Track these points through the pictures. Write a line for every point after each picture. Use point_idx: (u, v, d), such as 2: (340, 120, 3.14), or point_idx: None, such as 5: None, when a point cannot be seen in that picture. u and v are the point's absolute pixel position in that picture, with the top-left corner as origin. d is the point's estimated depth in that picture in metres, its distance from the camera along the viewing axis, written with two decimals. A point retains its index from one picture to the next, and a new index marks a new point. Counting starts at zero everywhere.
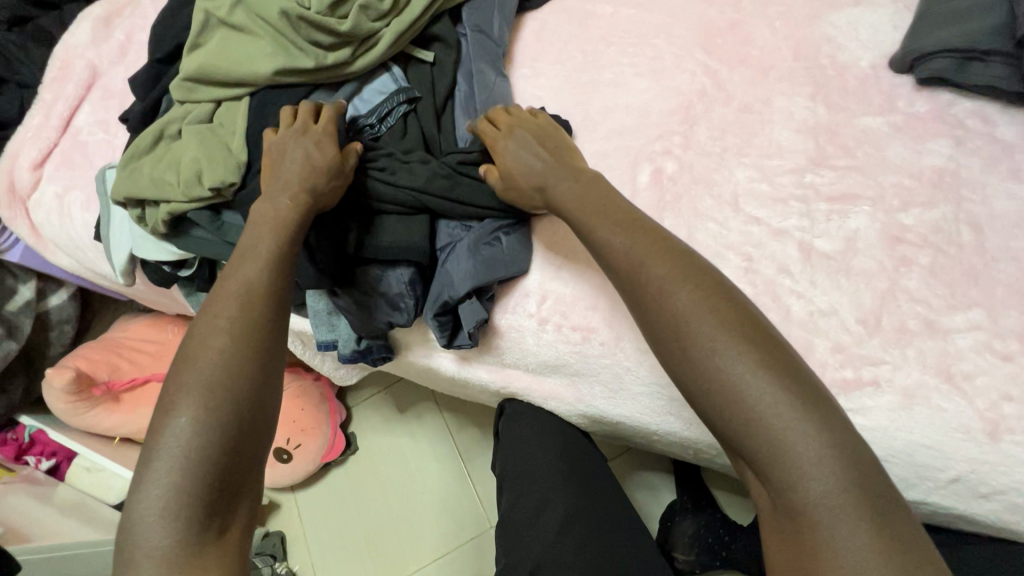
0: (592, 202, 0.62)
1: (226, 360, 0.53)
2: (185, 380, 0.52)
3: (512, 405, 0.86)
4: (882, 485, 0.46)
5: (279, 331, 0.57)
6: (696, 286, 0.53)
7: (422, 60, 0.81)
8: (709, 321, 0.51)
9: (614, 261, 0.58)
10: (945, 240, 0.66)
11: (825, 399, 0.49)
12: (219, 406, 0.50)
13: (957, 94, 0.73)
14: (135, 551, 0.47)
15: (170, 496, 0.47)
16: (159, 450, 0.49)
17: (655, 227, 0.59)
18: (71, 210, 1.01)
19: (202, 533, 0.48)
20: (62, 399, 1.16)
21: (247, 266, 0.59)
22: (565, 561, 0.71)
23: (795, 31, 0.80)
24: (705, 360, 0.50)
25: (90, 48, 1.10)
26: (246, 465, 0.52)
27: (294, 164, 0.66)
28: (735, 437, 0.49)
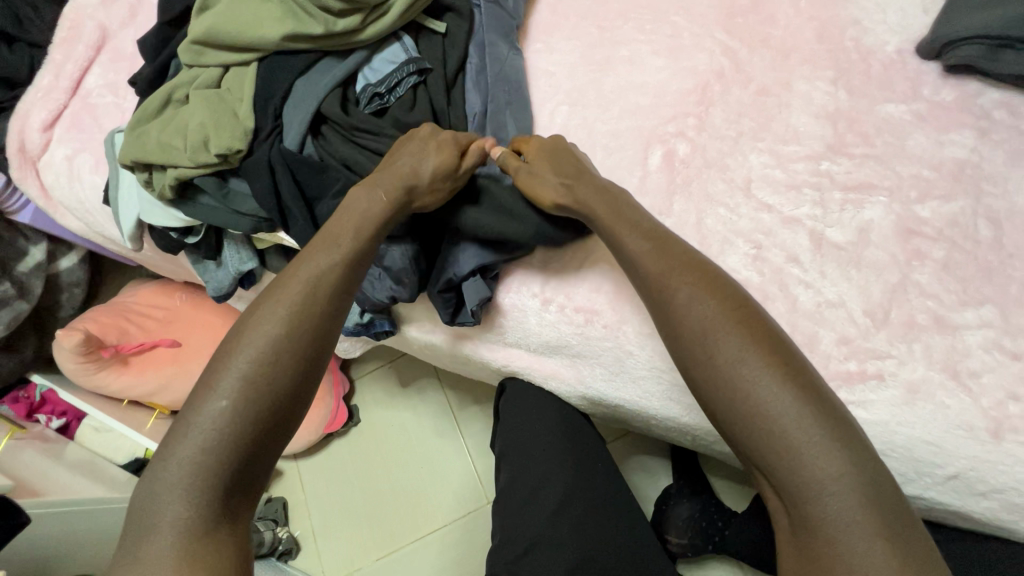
0: (622, 219, 0.61)
1: (278, 350, 0.50)
2: (238, 365, 0.49)
3: (513, 384, 0.85)
4: (901, 508, 0.45)
5: (333, 329, 0.55)
6: (725, 301, 0.53)
7: (433, 31, 0.78)
8: (734, 335, 0.50)
9: (641, 269, 0.58)
10: (961, 234, 0.64)
11: (846, 422, 0.48)
12: (263, 396, 0.49)
13: (985, 83, 0.70)
14: (153, 525, 0.45)
15: (193, 479, 0.46)
16: (191, 427, 0.47)
17: (681, 244, 0.59)
18: (80, 173, 1.01)
19: (220, 515, 0.46)
20: (73, 360, 1.18)
21: (315, 254, 0.56)
22: (561, 539, 0.74)
23: (819, 12, 0.77)
24: (730, 371, 0.49)
25: (101, 8, 1.09)
26: (268, 460, 0.50)
27: (409, 160, 0.63)
28: (755, 449, 0.48)
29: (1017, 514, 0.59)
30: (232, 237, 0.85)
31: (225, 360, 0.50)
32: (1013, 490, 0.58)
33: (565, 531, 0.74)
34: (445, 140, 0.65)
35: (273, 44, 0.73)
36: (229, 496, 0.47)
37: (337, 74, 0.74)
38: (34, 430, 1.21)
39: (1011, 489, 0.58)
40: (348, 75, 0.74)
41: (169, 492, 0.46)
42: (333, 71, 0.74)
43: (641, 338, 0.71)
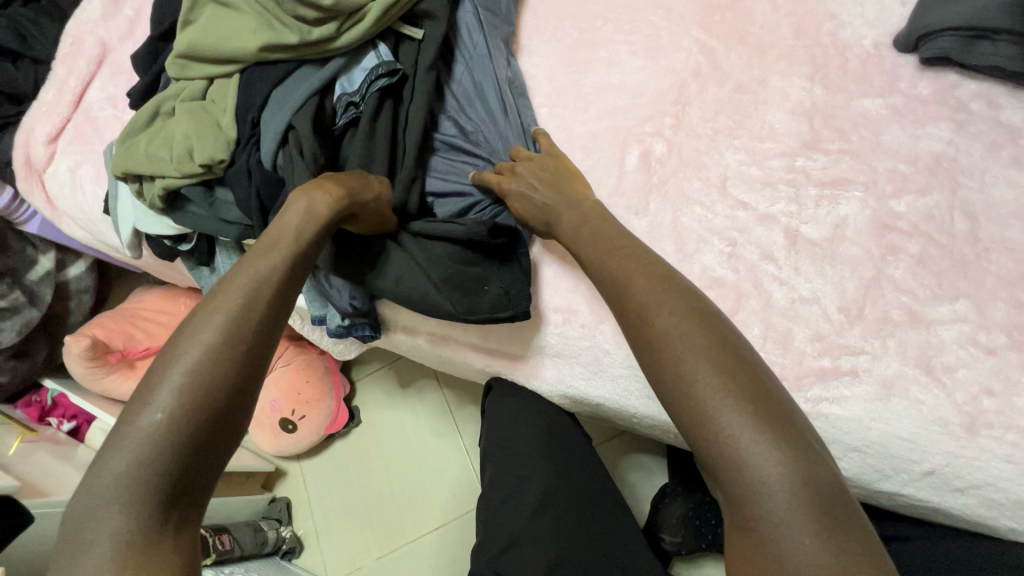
0: (592, 240, 0.62)
1: (215, 356, 0.50)
2: (175, 373, 0.49)
3: (499, 383, 0.86)
4: (846, 507, 0.42)
5: (273, 333, 0.54)
6: (676, 304, 0.52)
7: (410, 37, 0.80)
8: (681, 341, 0.49)
9: (607, 286, 0.58)
10: (937, 229, 0.64)
11: (794, 422, 0.45)
12: (197, 403, 0.48)
13: (963, 74, 0.69)
14: (88, 541, 0.44)
15: (132, 488, 0.45)
16: (128, 440, 0.47)
17: (643, 252, 0.59)
18: (82, 184, 1.05)
19: (159, 524, 0.45)
20: (81, 364, 1.21)
21: (258, 261, 0.56)
22: (541, 539, 0.74)
23: (796, 7, 0.77)
24: (677, 380, 0.48)
25: (101, 24, 1.13)
26: (210, 468, 0.49)
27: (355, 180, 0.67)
28: (697, 450, 0.47)
29: (995, 510, 0.58)
30: (224, 244, 0.88)
31: (163, 372, 0.49)
32: (989, 486, 0.57)
33: (546, 530, 0.75)
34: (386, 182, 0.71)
35: (254, 56, 0.75)
36: (170, 506, 0.46)
37: (313, 83, 0.75)
38: (45, 433, 1.25)
39: (988, 484, 0.57)
40: (324, 84, 0.76)
41: (107, 505, 0.45)
42: (310, 80, 0.76)
43: (617, 338, 0.71)
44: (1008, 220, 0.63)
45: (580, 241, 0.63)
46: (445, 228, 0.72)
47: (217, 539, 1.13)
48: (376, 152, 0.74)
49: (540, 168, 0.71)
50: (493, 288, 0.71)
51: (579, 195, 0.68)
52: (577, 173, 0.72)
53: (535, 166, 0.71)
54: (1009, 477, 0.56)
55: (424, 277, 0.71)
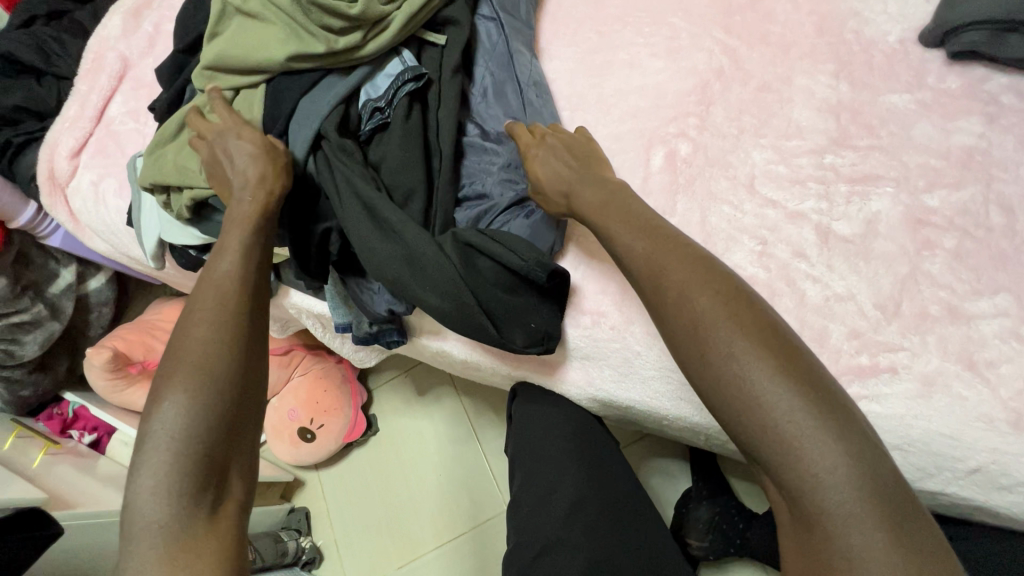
0: (620, 216, 0.60)
1: (214, 352, 0.55)
2: (178, 368, 0.53)
3: (526, 388, 0.86)
4: (905, 499, 0.43)
5: (260, 323, 0.60)
6: (715, 290, 0.51)
7: (434, 43, 0.81)
8: (729, 324, 0.49)
9: (634, 266, 0.57)
10: (972, 223, 0.63)
11: (842, 407, 0.46)
12: (210, 398, 0.52)
13: (992, 68, 0.69)
14: (134, 528, 0.49)
15: (166, 476, 0.49)
16: (150, 432, 0.51)
17: (672, 232, 0.58)
18: (105, 196, 1.06)
19: (193, 512, 0.49)
20: (102, 376, 1.24)
21: (221, 259, 0.62)
22: (573, 543, 0.73)
23: (818, 6, 0.77)
24: (724, 366, 0.48)
25: (121, 40, 1.14)
26: (232, 452, 0.54)
27: (244, 160, 0.69)
28: (748, 439, 0.47)
29: None
30: None
31: (170, 366, 0.54)
32: None
33: (579, 534, 0.74)
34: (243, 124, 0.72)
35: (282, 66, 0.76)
36: (203, 488, 0.50)
37: (339, 91, 0.76)
38: (67, 445, 1.26)
39: None
40: (350, 91, 0.77)
41: (147, 492, 0.49)
42: (336, 88, 0.77)
43: (648, 339, 0.71)
44: None
45: (599, 217, 0.62)
46: (493, 249, 0.70)
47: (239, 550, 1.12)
48: (407, 156, 0.74)
49: (565, 142, 0.72)
50: (536, 325, 0.72)
51: (603, 173, 0.67)
52: (604, 155, 0.72)
53: (564, 140, 0.72)
54: None
55: (468, 292, 0.70)
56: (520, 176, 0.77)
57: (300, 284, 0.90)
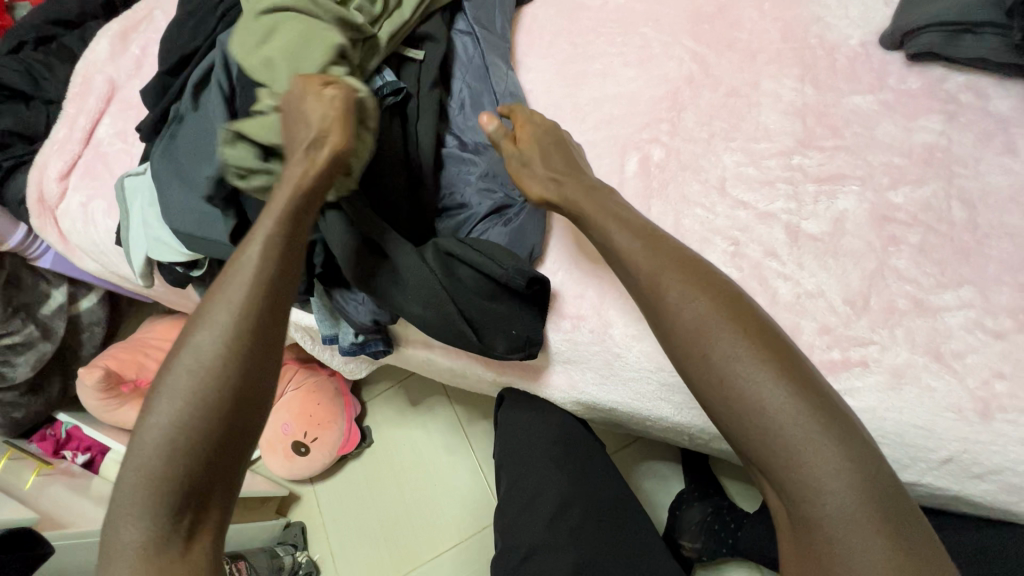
0: (607, 213, 0.62)
1: (220, 367, 0.52)
2: (177, 379, 0.52)
3: (511, 395, 0.87)
4: (902, 507, 0.45)
5: (271, 343, 0.56)
6: (708, 291, 0.53)
7: (412, 59, 0.83)
8: (730, 329, 0.50)
9: (633, 271, 0.58)
10: (935, 218, 0.65)
11: (842, 413, 0.48)
12: (207, 419, 0.51)
13: (950, 68, 0.71)
14: (118, 545, 0.50)
15: (148, 497, 0.49)
16: (134, 450, 0.51)
17: (668, 237, 0.59)
18: (94, 217, 1.07)
19: (173, 537, 0.49)
20: (95, 396, 1.25)
21: (244, 250, 0.57)
22: (559, 545, 0.75)
23: (783, 13, 0.80)
24: (726, 370, 0.49)
25: (109, 63, 1.16)
26: (224, 474, 0.53)
27: (302, 137, 0.63)
28: (751, 443, 0.48)
29: (1016, 495, 0.58)
30: None
31: (166, 374, 0.53)
32: (1008, 470, 0.57)
33: (564, 536, 0.75)
34: (324, 91, 0.65)
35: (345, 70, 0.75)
36: (183, 512, 0.50)
37: None
38: (60, 465, 1.26)
39: (1007, 469, 0.57)
40: None
41: (128, 509, 0.50)
42: None
43: (627, 339, 0.71)
44: (1005, 206, 0.64)
45: (588, 212, 0.64)
46: (474, 257, 0.71)
47: (234, 566, 1.12)
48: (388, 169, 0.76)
49: (543, 132, 0.73)
50: (521, 334, 0.73)
51: (583, 170, 0.69)
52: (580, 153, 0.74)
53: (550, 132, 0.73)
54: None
55: (452, 303, 0.71)
56: (499, 185, 0.79)
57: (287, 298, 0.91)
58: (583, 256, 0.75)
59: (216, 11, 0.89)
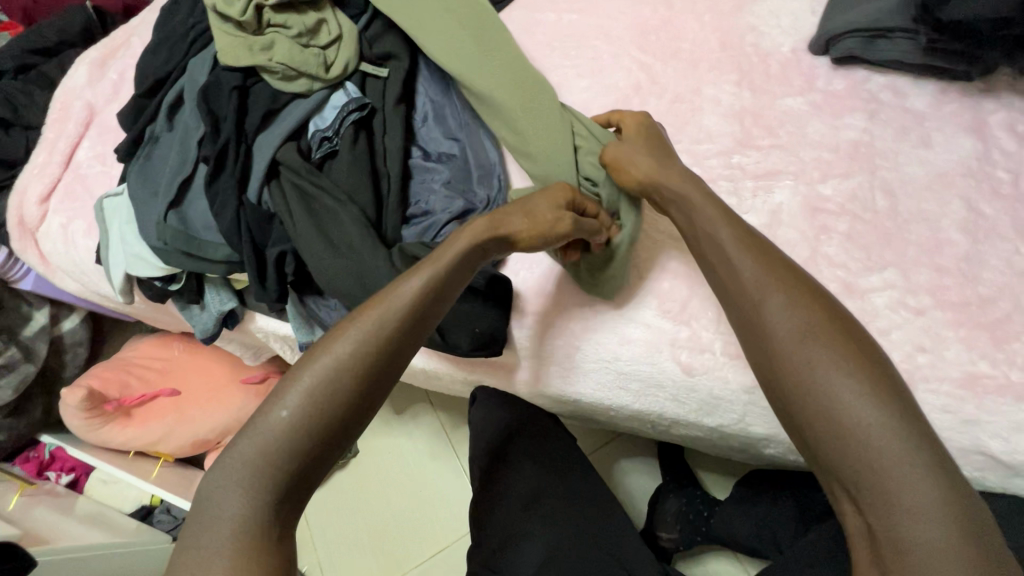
0: (719, 215, 0.60)
1: (357, 375, 0.55)
2: (305, 380, 0.55)
3: (484, 393, 0.88)
4: (996, 548, 0.42)
5: (400, 365, 0.59)
6: (809, 299, 0.52)
7: (375, 75, 0.87)
8: (829, 343, 0.49)
9: (725, 276, 0.57)
10: (861, 207, 0.70)
11: (938, 446, 0.46)
12: (333, 420, 0.54)
13: (871, 70, 0.77)
14: (216, 516, 0.52)
15: (255, 475, 0.52)
16: (256, 430, 0.54)
17: (765, 242, 0.57)
18: (74, 237, 1.10)
19: (267, 521, 0.52)
20: (78, 416, 1.26)
21: (407, 278, 0.60)
22: (533, 532, 0.79)
23: (720, 24, 0.85)
24: (818, 382, 0.48)
25: (88, 89, 1.20)
26: (319, 474, 0.56)
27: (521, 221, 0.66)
28: (833, 461, 0.47)
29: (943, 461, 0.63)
30: (213, 282, 0.94)
31: (299, 371, 0.56)
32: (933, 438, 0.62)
33: (535, 523, 0.79)
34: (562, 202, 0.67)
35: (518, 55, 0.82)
36: (280, 508, 0.53)
37: (289, 125, 0.82)
38: (43, 487, 1.27)
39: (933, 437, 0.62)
40: (298, 124, 0.83)
41: (231, 489, 0.52)
42: (288, 122, 0.83)
43: (585, 332, 0.75)
44: (921, 194, 0.69)
45: (699, 212, 0.61)
46: None
47: None
48: (354, 181, 0.80)
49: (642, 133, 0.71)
50: (484, 332, 0.75)
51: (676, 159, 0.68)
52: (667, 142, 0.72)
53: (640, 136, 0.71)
54: (948, 427, 0.61)
55: None
56: (462, 191, 0.82)
57: (264, 308, 0.94)
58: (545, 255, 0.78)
59: (186, 36, 0.92)
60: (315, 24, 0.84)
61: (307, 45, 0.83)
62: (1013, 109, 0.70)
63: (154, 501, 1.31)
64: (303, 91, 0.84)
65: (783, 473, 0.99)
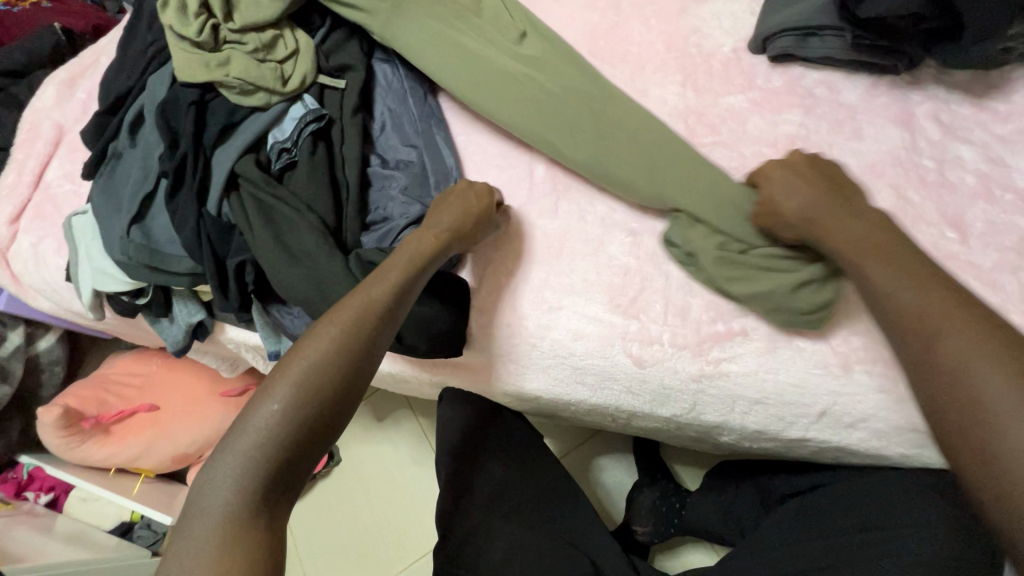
0: (878, 256, 0.61)
1: (341, 366, 0.58)
2: (291, 370, 0.57)
3: (450, 392, 0.87)
4: None
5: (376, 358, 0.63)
6: (1007, 352, 0.52)
7: (333, 87, 0.89)
8: (1017, 390, 0.49)
9: (899, 316, 0.58)
10: None
11: None
12: (318, 410, 0.57)
13: (807, 66, 0.80)
14: (204, 507, 0.52)
15: (245, 465, 0.53)
16: (245, 424, 0.55)
17: (952, 283, 0.58)
18: (45, 256, 1.10)
19: (256, 509, 0.52)
20: (55, 435, 1.25)
21: (380, 278, 0.65)
22: (496, 528, 0.81)
23: (666, 27, 0.88)
24: (1000, 433, 0.49)
25: (56, 109, 1.21)
26: (306, 466, 0.57)
27: (451, 219, 0.73)
28: (1000, 508, 0.48)
29: (883, 440, 0.68)
30: (180, 294, 0.95)
31: (285, 365, 0.58)
32: (872, 418, 0.66)
33: (499, 518, 0.82)
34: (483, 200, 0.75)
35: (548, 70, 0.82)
36: (268, 497, 0.54)
37: (248, 137, 0.84)
38: (23, 507, 1.27)
39: (871, 417, 0.66)
40: (258, 136, 0.84)
41: (222, 479, 0.52)
42: (246, 134, 0.84)
43: (541, 328, 0.77)
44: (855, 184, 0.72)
45: (848, 251, 0.63)
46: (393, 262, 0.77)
47: None
48: (313, 190, 0.82)
49: (792, 169, 0.69)
50: (439, 335, 0.76)
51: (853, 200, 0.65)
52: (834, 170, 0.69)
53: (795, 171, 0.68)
54: (884, 407, 0.66)
55: None
56: (420, 197, 0.84)
57: (232, 318, 0.95)
58: (501, 257, 0.80)
59: (145, 54, 0.94)
60: (273, 40, 0.86)
61: (264, 59, 0.85)
62: (937, 101, 0.74)
63: (135, 517, 1.31)
64: (261, 104, 0.85)
65: (750, 462, 1.00)
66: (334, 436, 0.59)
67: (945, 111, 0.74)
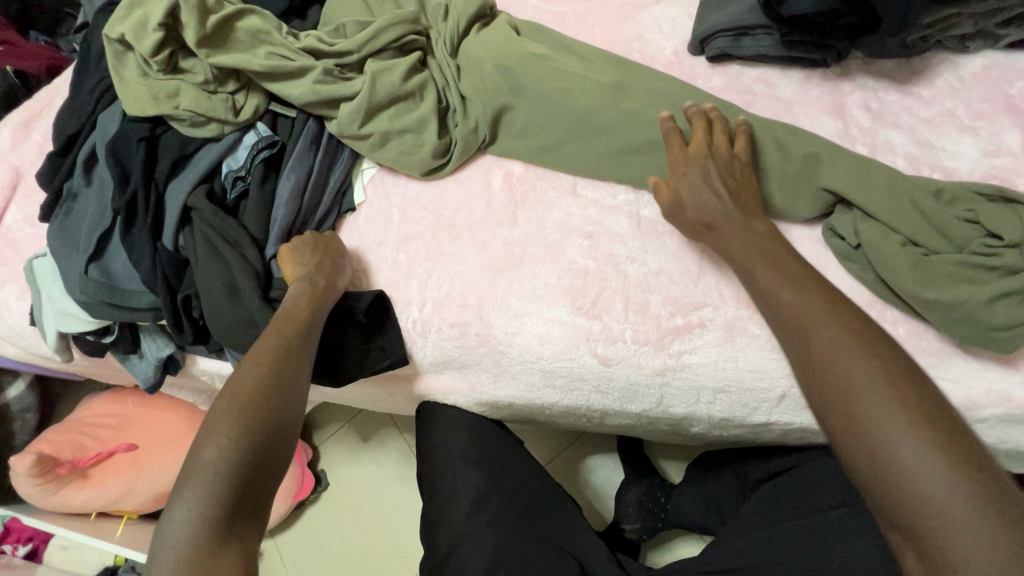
0: (768, 261, 0.63)
1: (267, 396, 0.64)
2: (228, 409, 0.62)
3: (429, 406, 0.90)
4: None
5: (302, 385, 0.69)
6: (866, 349, 0.53)
7: (285, 114, 0.89)
8: (877, 385, 0.50)
9: (779, 313, 0.59)
10: None
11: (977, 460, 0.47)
12: (260, 437, 0.62)
13: (744, 65, 0.83)
14: (170, 548, 0.55)
15: (202, 501, 0.56)
16: (194, 465, 0.58)
17: (817, 279, 0.60)
18: (7, 301, 1.09)
19: (223, 537, 0.56)
20: (30, 483, 1.21)
21: (282, 318, 0.72)
22: (479, 535, 0.80)
23: (610, 33, 0.90)
24: (873, 422, 0.49)
25: (11, 153, 1.20)
26: (262, 492, 0.61)
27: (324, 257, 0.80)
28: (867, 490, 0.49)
29: None
30: (148, 330, 0.94)
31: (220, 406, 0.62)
32: None
33: (481, 527, 0.80)
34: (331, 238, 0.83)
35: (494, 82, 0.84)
36: (231, 525, 0.57)
37: (200, 168, 0.84)
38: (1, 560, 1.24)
39: None
40: (211, 167, 0.85)
41: (181, 519, 0.56)
42: (198, 166, 0.85)
43: (508, 336, 0.78)
44: None
45: (742, 255, 0.65)
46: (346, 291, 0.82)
47: None
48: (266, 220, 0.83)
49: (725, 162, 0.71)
50: (354, 348, 0.81)
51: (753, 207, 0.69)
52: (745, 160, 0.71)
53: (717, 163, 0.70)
54: None
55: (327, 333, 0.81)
56: None
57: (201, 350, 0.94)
58: (463, 270, 0.81)
59: (94, 93, 0.94)
60: (224, 71, 0.85)
61: (215, 90, 0.85)
62: (865, 90, 0.78)
63: (118, 560, 1.28)
64: (214, 134, 0.85)
65: (730, 450, 1.02)
66: (282, 462, 0.64)
67: (874, 99, 0.77)
